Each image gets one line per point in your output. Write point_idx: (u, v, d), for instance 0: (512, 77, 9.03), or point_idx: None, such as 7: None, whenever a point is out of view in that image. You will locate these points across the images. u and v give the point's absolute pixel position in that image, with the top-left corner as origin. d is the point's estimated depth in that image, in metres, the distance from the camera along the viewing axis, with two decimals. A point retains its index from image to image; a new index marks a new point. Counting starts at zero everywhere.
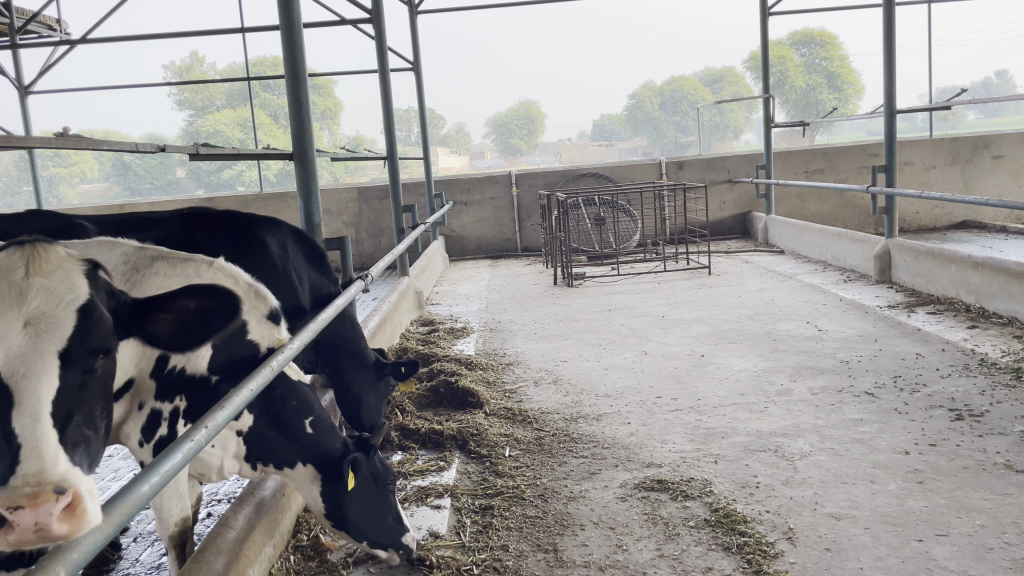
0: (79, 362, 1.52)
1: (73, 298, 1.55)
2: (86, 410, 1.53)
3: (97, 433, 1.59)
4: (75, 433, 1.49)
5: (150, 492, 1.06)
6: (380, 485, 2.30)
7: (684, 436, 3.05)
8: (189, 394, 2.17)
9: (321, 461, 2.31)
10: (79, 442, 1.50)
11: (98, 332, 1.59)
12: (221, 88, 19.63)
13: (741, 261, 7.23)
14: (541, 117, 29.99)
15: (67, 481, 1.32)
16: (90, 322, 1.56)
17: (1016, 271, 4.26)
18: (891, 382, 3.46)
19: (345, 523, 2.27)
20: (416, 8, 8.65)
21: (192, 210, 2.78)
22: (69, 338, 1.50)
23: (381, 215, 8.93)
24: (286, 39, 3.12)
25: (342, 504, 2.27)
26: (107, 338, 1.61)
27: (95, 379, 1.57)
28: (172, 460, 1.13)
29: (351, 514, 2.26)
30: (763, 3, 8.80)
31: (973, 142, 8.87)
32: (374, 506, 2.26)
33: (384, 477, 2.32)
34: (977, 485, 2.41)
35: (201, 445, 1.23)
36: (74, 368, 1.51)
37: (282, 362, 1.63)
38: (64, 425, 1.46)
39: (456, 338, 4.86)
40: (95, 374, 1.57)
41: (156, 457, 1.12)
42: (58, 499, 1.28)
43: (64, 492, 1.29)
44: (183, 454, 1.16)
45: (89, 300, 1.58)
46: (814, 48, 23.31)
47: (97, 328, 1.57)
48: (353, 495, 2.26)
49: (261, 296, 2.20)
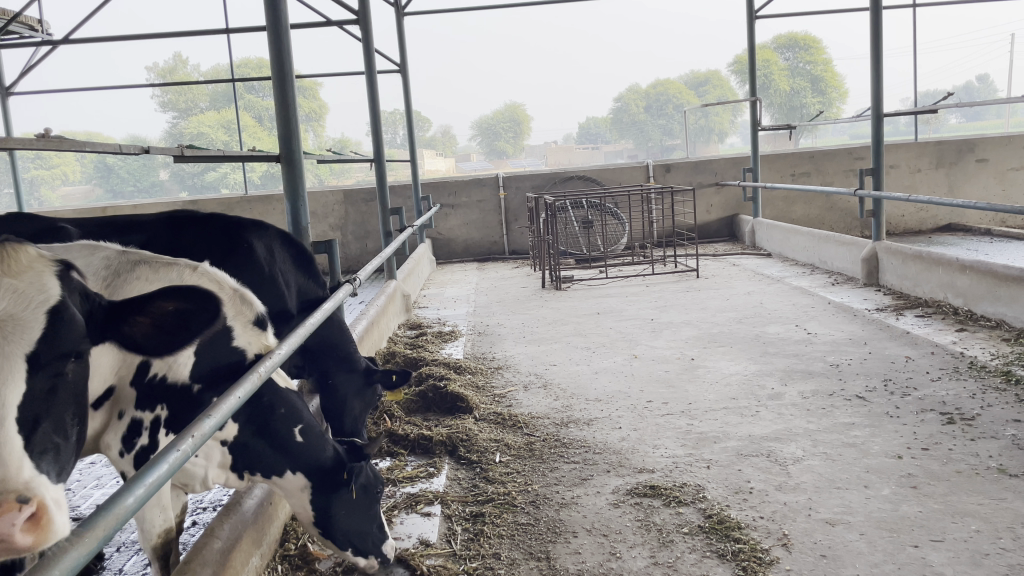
0: (48, 366, 1.46)
1: (44, 299, 1.49)
2: (56, 416, 1.48)
3: (68, 442, 1.53)
4: (44, 440, 1.44)
5: (135, 504, 1.02)
6: (371, 494, 2.29)
7: (676, 440, 3.02)
8: (171, 403, 2.10)
9: (311, 470, 2.25)
10: (48, 450, 1.45)
11: (70, 334, 1.51)
12: (205, 90, 19.48)
13: (729, 264, 7.23)
14: (527, 119, 30.00)
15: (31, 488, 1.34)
16: (60, 324, 1.49)
17: (1004, 274, 4.27)
18: (881, 386, 3.46)
19: (330, 530, 2.24)
20: (402, 10, 8.60)
21: (176, 213, 2.73)
22: (37, 341, 1.44)
23: (368, 217, 8.88)
24: (273, 39, 3.08)
25: (331, 510, 2.24)
26: (79, 341, 1.54)
27: (66, 384, 1.51)
28: (156, 472, 1.10)
29: (337, 519, 2.24)
30: (750, 7, 8.82)
31: (957, 145, 8.94)
32: (365, 519, 2.24)
33: (374, 488, 2.30)
34: (971, 490, 2.39)
35: (187, 455, 1.20)
36: (43, 372, 1.45)
37: (269, 369, 1.60)
38: (31, 430, 1.41)
39: (444, 342, 4.82)
40: (66, 379, 1.51)
41: (140, 468, 1.08)
42: (21, 510, 1.29)
43: (27, 502, 1.31)
44: (168, 465, 1.13)
45: (61, 301, 1.51)
46: (798, 52, 23.47)
47: (70, 329, 1.51)
48: (344, 505, 2.25)
49: (247, 302, 2.22)
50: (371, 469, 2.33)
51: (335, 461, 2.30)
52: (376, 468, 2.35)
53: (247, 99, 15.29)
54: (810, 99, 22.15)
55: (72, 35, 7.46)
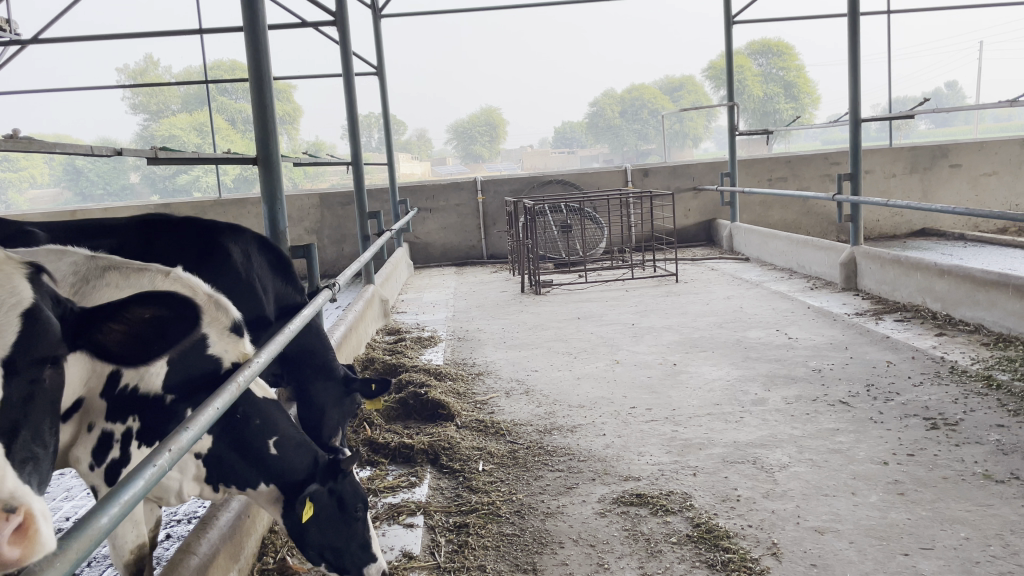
0: (24, 372, 1.36)
1: (16, 302, 1.38)
2: (34, 425, 1.37)
3: (47, 451, 1.42)
4: (23, 449, 1.34)
5: (109, 524, 0.96)
6: (343, 512, 2.15)
7: (661, 447, 2.99)
8: (142, 415, 2.03)
9: (283, 485, 2.17)
10: (27, 461, 1.34)
11: (43, 341, 1.40)
12: (177, 92, 19.00)
13: (707, 268, 7.24)
14: (502, 124, 29.99)
15: (17, 495, 1.21)
16: (37, 327, 1.39)
17: (982, 279, 4.29)
18: (864, 391, 3.44)
19: (302, 543, 2.15)
20: (379, 12, 8.51)
21: (149, 217, 2.65)
22: (12, 346, 1.34)
23: (344, 220, 8.78)
24: (249, 39, 3.00)
25: (302, 530, 2.14)
26: (56, 345, 1.43)
27: (44, 392, 1.40)
28: (131, 489, 1.03)
29: (310, 538, 2.14)
30: (727, 12, 8.83)
31: (930, 151, 9.03)
32: (339, 537, 2.14)
33: (349, 507, 2.16)
34: (958, 496, 2.39)
35: (164, 470, 1.14)
36: (18, 378, 1.35)
37: (249, 378, 1.54)
38: (9, 439, 1.31)
39: (424, 348, 4.76)
40: (42, 387, 1.39)
41: (114, 485, 1.02)
42: (9, 519, 1.16)
43: (15, 510, 1.18)
44: (145, 481, 1.07)
45: (34, 305, 1.40)
46: (771, 58, 23.94)
47: (48, 332, 1.40)
48: (313, 523, 2.13)
49: (222, 308, 2.11)
50: (349, 483, 2.18)
51: (309, 473, 2.19)
52: (354, 481, 2.20)
53: (220, 101, 15.12)
54: (783, 104, 22.35)
55: (42, 34, 7.31)
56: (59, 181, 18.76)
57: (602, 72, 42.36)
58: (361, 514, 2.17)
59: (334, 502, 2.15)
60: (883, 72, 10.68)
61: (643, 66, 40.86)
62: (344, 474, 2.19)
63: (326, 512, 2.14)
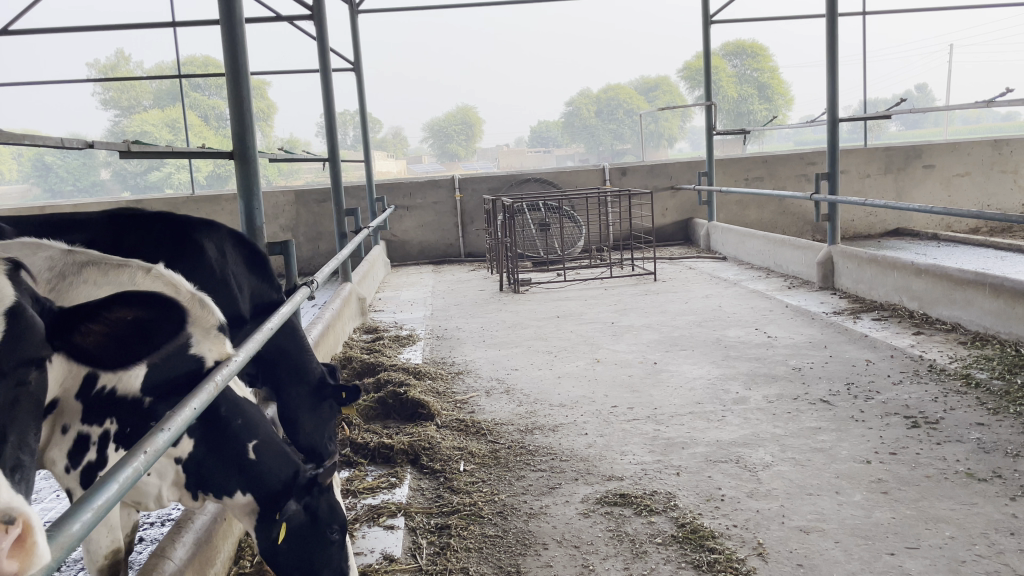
0: (10, 374, 1.25)
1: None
2: (20, 429, 1.28)
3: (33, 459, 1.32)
4: (11, 456, 1.24)
5: (82, 530, 0.92)
6: (317, 531, 2.01)
7: (643, 446, 2.97)
8: (120, 416, 1.97)
9: (261, 495, 2.02)
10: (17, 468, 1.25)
11: (27, 343, 1.26)
12: (149, 87, 18.95)
13: (685, 267, 7.26)
14: (479, 122, 29.96)
15: (14, 508, 0.97)
16: (22, 326, 1.25)
17: (958, 278, 4.33)
18: (844, 390, 3.45)
19: (272, 564, 2.01)
20: (356, 8, 8.40)
21: (122, 210, 2.57)
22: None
23: (320, 218, 8.69)
24: (226, 33, 2.93)
25: (273, 549, 2.01)
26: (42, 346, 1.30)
27: (29, 394, 1.30)
28: (105, 495, 0.99)
29: (281, 560, 2.00)
30: (705, 12, 8.83)
31: (904, 152, 9.13)
32: (313, 558, 2.00)
33: (325, 523, 2.01)
34: (942, 495, 2.38)
35: (139, 473, 1.10)
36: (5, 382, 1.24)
37: (226, 378, 1.49)
38: None
39: (402, 347, 4.70)
40: (26, 389, 1.28)
41: (88, 489, 0.98)
42: (7, 531, 0.93)
43: (12, 521, 0.94)
44: (119, 485, 1.03)
45: (17, 304, 1.26)
46: (745, 60, 24.11)
47: (34, 331, 1.27)
48: (284, 540, 1.99)
49: (207, 307, 1.97)
50: (326, 500, 2.04)
51: (286, 485, 2.04)
52: (332, 498, 2.06)
53: (194, 97, 14.91)
54: (756, 105, 22.55)
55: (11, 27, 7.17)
56: (27, 178, 18.51)
57: (577, 71, 42.38)
58: (336, 537, 2.02)
59: (307, 518, 2.00)
60: (858, 73, 10.76)
61: (618, 65, 40.98)
62: (321, 489, 2.05)
63: (298, 529, 1.99)
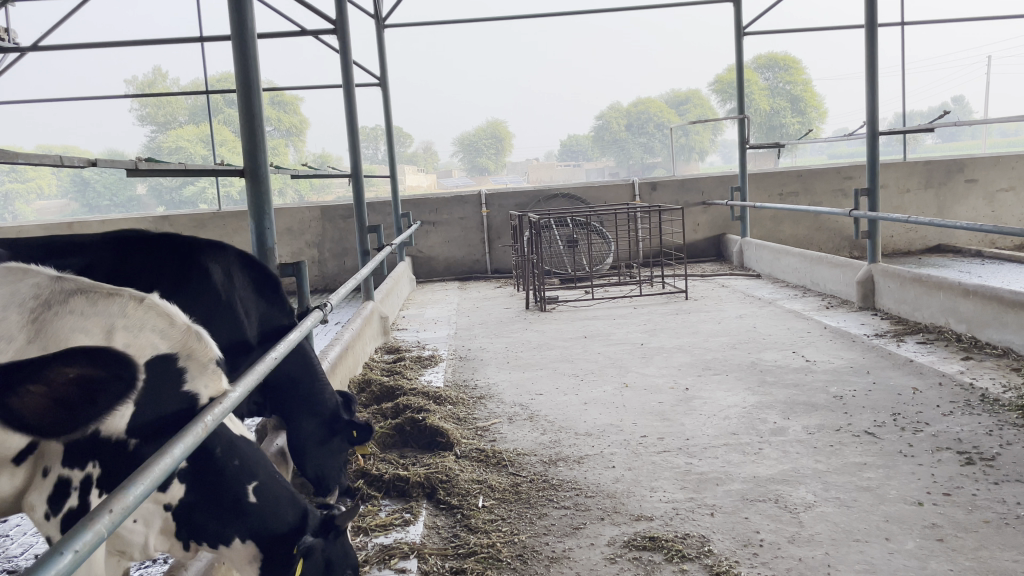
0: None
1: None
2: None
3: None
4: None
5: None
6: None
7: (674, 482, 2.78)
8: (104, 460, 1.74)
9: (266, 540, 1.91)
10: None
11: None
12: (185, 103, 19.23)
13: (717, 285, 7.04)
14: (508, 136, 30.02)
15: None
16: None
17: (1010, 300, 4.09)
18: (890, 421, 3.23)
19: None
20: (381, 21, 8.25)
21: (120, 231, 2.44)
22: None
23: (346, 233, 8.60)
24: (237, 45, 2.81)
25: None
26: None
27: None
28: (53, 566, 0.83)
29: None
30: (739, 24, 8.56)
31: (945, 165, 8.83)
32: None
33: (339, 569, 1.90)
34: (1004, 544, 2.17)
35: (102, 535, 0.93)
36: None
37: (218, 417, 1.32)
38: None
39: (424, 368, 4.56)
40: None
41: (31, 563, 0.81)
42: None
43: None
44: (73, 556, 0.86)
45: None
46: (778, 73, 23.77)
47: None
48: None
49: (203, 342, 1.85)
50: (341, 545, 1.94)
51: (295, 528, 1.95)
52: (346, 542, 1.96)
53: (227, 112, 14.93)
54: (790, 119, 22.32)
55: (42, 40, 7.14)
56: (67, 193, 18.98)
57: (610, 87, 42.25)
58: None
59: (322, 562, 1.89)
60: (898, 84, 10.41)
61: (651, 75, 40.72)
62: (337, 533, 1.95)
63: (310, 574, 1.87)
